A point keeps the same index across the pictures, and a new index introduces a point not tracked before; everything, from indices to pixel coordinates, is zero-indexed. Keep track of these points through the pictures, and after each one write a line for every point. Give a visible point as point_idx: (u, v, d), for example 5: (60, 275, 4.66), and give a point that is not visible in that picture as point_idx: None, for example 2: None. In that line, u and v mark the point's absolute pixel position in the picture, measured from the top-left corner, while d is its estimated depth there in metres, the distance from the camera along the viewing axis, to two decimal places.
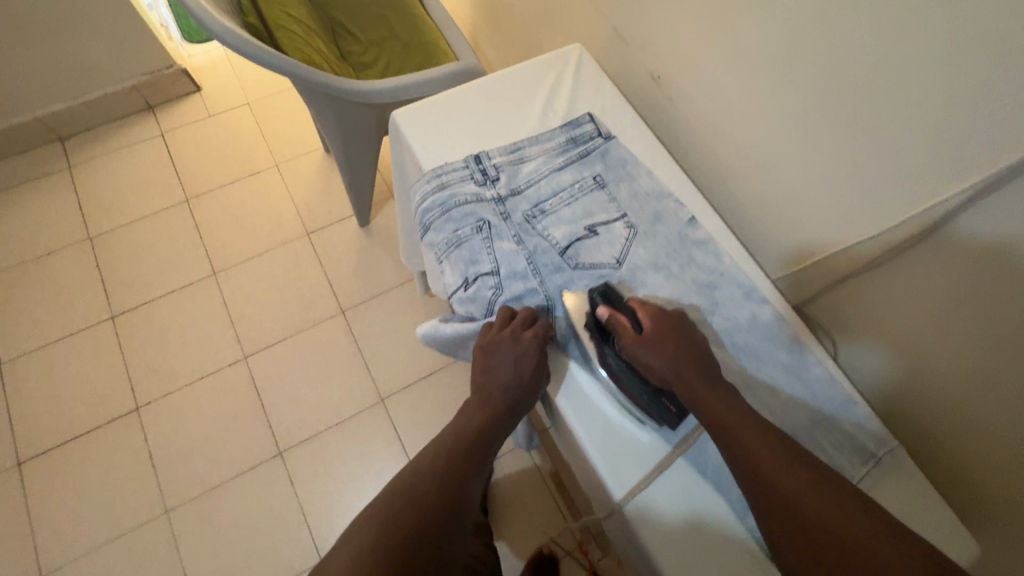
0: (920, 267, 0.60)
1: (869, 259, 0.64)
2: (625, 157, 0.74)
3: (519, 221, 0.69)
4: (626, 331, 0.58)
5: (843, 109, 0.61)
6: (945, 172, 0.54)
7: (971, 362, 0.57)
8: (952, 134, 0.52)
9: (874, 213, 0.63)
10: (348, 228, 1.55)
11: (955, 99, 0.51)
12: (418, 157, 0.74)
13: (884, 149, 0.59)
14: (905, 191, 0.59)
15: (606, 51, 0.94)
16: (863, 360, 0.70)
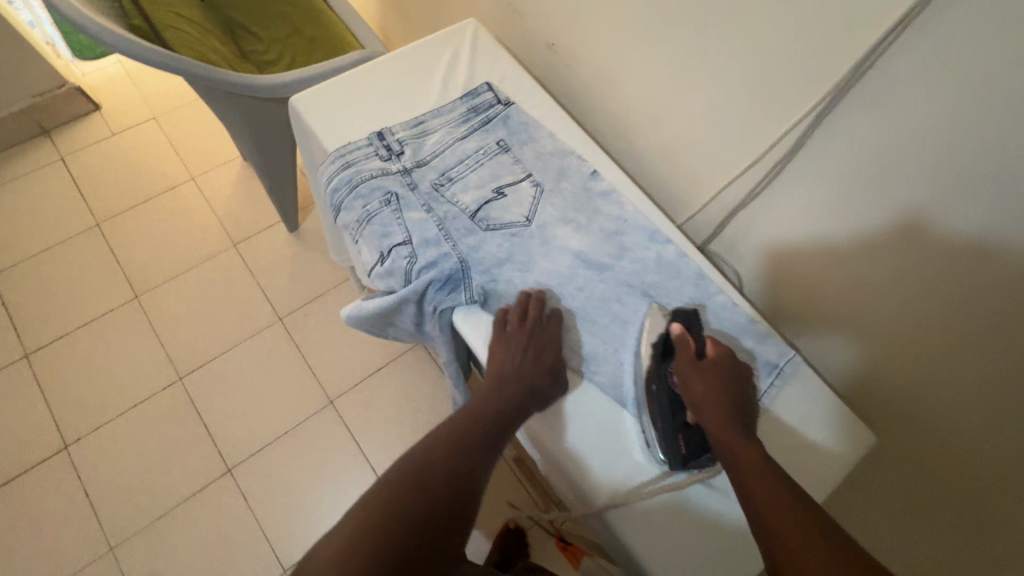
0: (797, 190, 0.66)
1: (753, 188, 0.70)
2: (526, 121, 0.77)
3: (427, 190, 0.70)
4: (685, 351, 0.60)
5: (713, 50, 0.66)
6: (801, 94, 0.60)
7: (851, 270, 0.64)
8: (803, 57, 0.58)
9: (750, 144, 0.68)
10: (278, 236, 1.51)
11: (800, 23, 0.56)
12: (321, 140, 0.74)
13: (750, 81, 0.64)
14: (772, 119, 0.64)
15: (504, 27, 0.96)
16: (799, 314, 0.74)
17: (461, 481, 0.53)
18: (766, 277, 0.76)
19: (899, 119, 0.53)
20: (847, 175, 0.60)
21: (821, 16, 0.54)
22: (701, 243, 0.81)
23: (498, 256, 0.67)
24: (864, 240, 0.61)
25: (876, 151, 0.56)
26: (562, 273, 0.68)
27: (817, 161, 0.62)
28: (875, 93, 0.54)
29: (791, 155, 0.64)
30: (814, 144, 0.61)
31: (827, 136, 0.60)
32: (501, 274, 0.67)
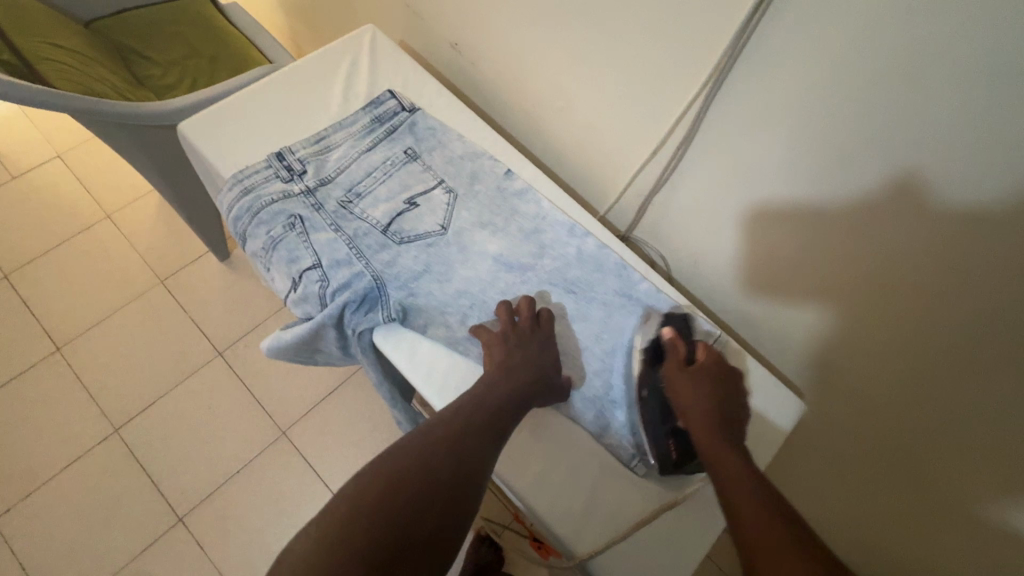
0: (700, 170, 0.67)
1: (664, 171, 0.71)
2: (433, 126, 0.74)
3: (334, 209, 0.67)
4: (675, 355, 0.59)
5: (607, 36, 0.66)
6: (687, 77, 0.61)
7: (768, 242, 0.66)
8: (688, 40, 0.58)
9: (656, 127, 0.68)
10: (208, 267, 1.44)
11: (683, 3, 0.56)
12: (217, 167, 0.69)
13: (645, 63, 0.64)
14: (668, 103, 0.65)
15: (407, 30, 0.94)
16: (732, 288, 0.74)
17: (464, 471, 0.48)
18: (689, 258, 0.77)
19: (789, 94, 0.54)
20: (748, 150, 0.61)
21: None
22: (625, 232, 0.82)
23: (414, 269, 0.65)
24: (776, 211, 0.63)
25: (763, 121, 0.58)
26: (483, 280, 0.66)
27: (717, 141, 0.63)
28: (759, 67, 0.55)
29: (692, 135, 0.65)
30: (712, 124, 0.62)
31: (723, 116, 0.61)
32: (420, 288, 0.64)
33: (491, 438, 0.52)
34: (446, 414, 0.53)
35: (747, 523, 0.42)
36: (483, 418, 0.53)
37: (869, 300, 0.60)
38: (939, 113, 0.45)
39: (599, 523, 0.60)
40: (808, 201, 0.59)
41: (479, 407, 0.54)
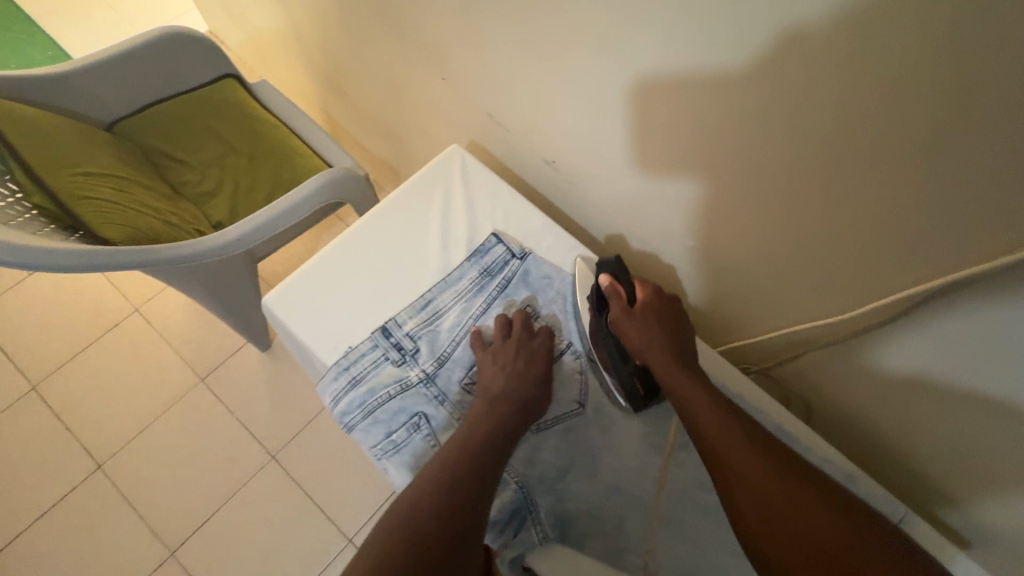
0: (887, 344, 0.53)
1: (830, 338, 0.58)
2: (550, 274, 0.65)
3: (459, 397, 0.58)
4: (619, 301, 0.57)
5: (756, 202, 0.54)
6: (882, 270, 0.49)
7: (996, 459, 0.52)
8: (899, 236, 0.45)
9: (823, 296, 0.56)
10: (250, 359, 1.34)
11: (889, 197, 0.44)
12: (317, 352, 0.60)
13: (813, 245, 0.52)
14: (851, 282, 0.52)
15: (489, 131, 0.84)
16: (898, 455, 0.63)
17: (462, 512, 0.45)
18: (844, 418, 0.65)
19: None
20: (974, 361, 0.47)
21: (922, 202, 0.42)
22: (760, 366, 0.71)
23: (559, 465, 0.57)
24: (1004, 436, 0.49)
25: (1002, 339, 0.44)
26: (636, 466, 0.58)
27: (924, 342, 0.50)
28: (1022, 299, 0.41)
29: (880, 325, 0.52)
30: (930, 321, 0.48)
31: (953, 320, 0.46)
32: (567, 487, 0.56)
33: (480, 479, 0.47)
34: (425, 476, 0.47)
35: (725, 447, 0.46)
36: (475, 455, 0.49)
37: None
38: None
39: None
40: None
41: (467, 443, 0.50)
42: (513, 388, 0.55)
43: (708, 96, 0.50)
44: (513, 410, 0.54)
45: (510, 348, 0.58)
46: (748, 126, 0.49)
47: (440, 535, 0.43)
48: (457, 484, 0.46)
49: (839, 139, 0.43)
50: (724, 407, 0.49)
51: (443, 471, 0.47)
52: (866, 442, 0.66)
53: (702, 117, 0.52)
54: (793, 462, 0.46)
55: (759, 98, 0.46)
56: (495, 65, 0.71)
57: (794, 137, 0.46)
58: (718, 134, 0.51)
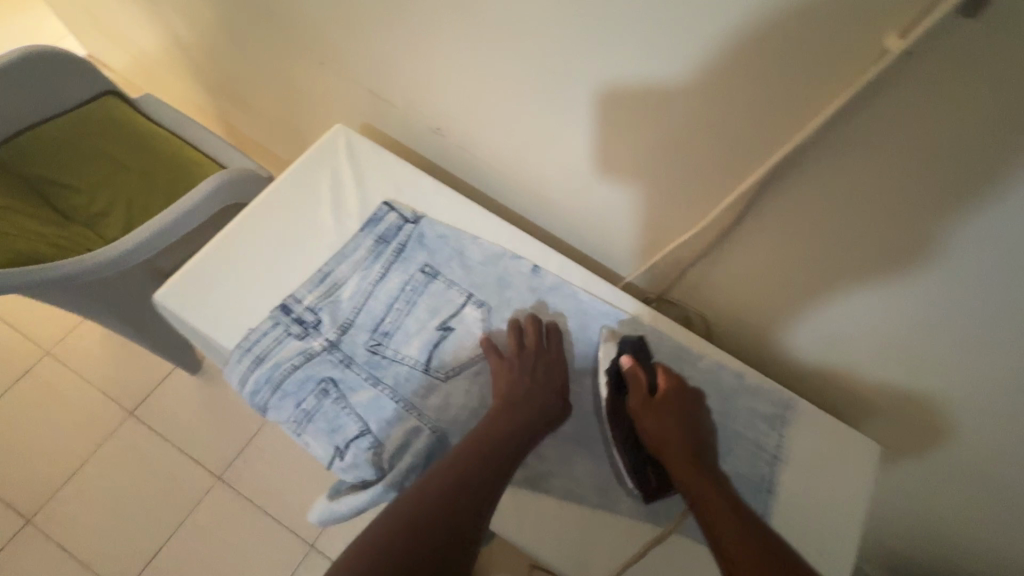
0: (745, 243, 0.58)
1: (701, 250, 0.63)
2: (444, 233, 0.67)
3: (365, 358, 0.59)
4: (638, 385, 0.57)
5: (611, 130, 0.58)
6: (721, 172, 0.54)
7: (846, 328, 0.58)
8: (725, 137, 0.50)
9: (687, 211, 0.61)
10: (180, 383, 1.30)
11: (708, 101, 0.48)
12: (215, 338, 0.60)
13: (664, 162, 0.57)
14: (701, 192, 0.57)
15: (377, 111, 0.85)
16: (778, 355, 0.69)
17: (468, 514, 0.46)
18: (732, 327, 0.71)
19: (897, 208, 0.45)
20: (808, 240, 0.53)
21: (736, 97, 0.47)
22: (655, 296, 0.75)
23: (471, 407, 0.59)
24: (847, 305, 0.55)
25: (823, 213, 0.49)
26: None
27: (769, 233, 0.55)
28: (826, 170, 0.46)
29: (734, 225, 0.57)
30: (768, 209, 0.53)
31: (784, 203, 0.51)
32: None
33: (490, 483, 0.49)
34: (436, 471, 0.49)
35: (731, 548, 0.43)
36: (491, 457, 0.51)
37: (901, 340, 0.54)
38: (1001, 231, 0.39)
39: None
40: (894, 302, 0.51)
41: (482, 443, 0.51)
42: (540, 391, 0.57)
43: (546, 29, 0.53)
44: (536, 411, 0.55)
45: (529, 357, 0.59)
46: (587, 54, 0.53)
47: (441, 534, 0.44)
48: (468, 484, 0.48)
49: (657, 50, 0.48)
50: (735, 511, 0.46)
51: (453, 467, 0.49)
52: (751, 349, 0.72)
53: (550, 53, 0.55)
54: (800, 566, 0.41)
55: (594, 27, 0.50)
56: (370, 40, 0.73)
57: (623, 54, 0.50)
58: (568, 64, 0.55)
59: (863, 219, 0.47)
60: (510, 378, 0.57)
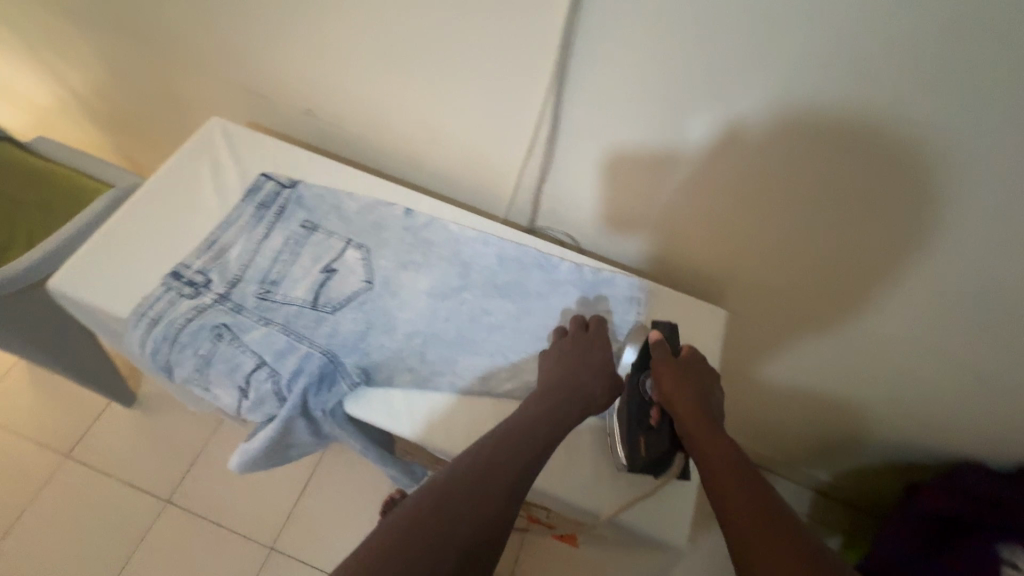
0: (572, 142, 0.72)
1: (544, 159, 0.75)
2: (319, 192, 0.75)
3: (256, 303, 0.66)
4: (664, 352, 0.63)
5: (444, 64, 0.70)
6: (532, 77, 0.66)
7: (663, 179, 0.71)
8: (523, 44, 0.63)
9: (522, 125, 0.73)
10: (115, 418, 1.30)
11: (501, 16, 0.61)
12: (108, 308, 0.65)
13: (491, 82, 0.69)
14: (525, 102, 0.70)
15: (255, 107, 0.93)
16: (634, 237, 0.82)
17: (504, 488, 0.49)
18: (594, 227, 0.83)
19: (645, 62, 0.60)
20: (609, 112, 0.66)
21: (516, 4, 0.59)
22: (529, 225, 0.87)
23: (358, 330, 0.66)
24: (656, 158, 0.69)
25: (607, 84, 0.63)
26: (426, 313, 0.69)
27: (584, 121, 0.69)
28: (591, 41, 0.60)
29: (558, 123, 0.70)
30: (575, 97, 0.66)
31: (582, 87, 0.65)
32: (369, 345, 0.66)
33: (523, 463, 0.52)
34: (470, 455, 0.52)
35: (737, 504, 0.49)
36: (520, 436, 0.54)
37: (703, 177, 0.69)
38: (715, 45, 0.55)
39: (610, 469, 0.64)
40: (679, 136, 0.65)
41: (514, 427, 0.55)
42: (576, 375, 0.61)
43: None
44: (564, 394, 0.59)
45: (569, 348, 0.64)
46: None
47: (476, 511, 0.47)
48: (501, 464, 0.51)
49: None
50: (747, 474, 0.51)
51: (487, 450, 0.52)
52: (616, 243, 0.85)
53: (378, 6, 0.67)
54: (797, 529, 0.46)
55: None
56: (232, 37, 0.82)
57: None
58: (393, 12, 0.67)
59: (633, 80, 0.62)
60: (553, 361, 0.63)
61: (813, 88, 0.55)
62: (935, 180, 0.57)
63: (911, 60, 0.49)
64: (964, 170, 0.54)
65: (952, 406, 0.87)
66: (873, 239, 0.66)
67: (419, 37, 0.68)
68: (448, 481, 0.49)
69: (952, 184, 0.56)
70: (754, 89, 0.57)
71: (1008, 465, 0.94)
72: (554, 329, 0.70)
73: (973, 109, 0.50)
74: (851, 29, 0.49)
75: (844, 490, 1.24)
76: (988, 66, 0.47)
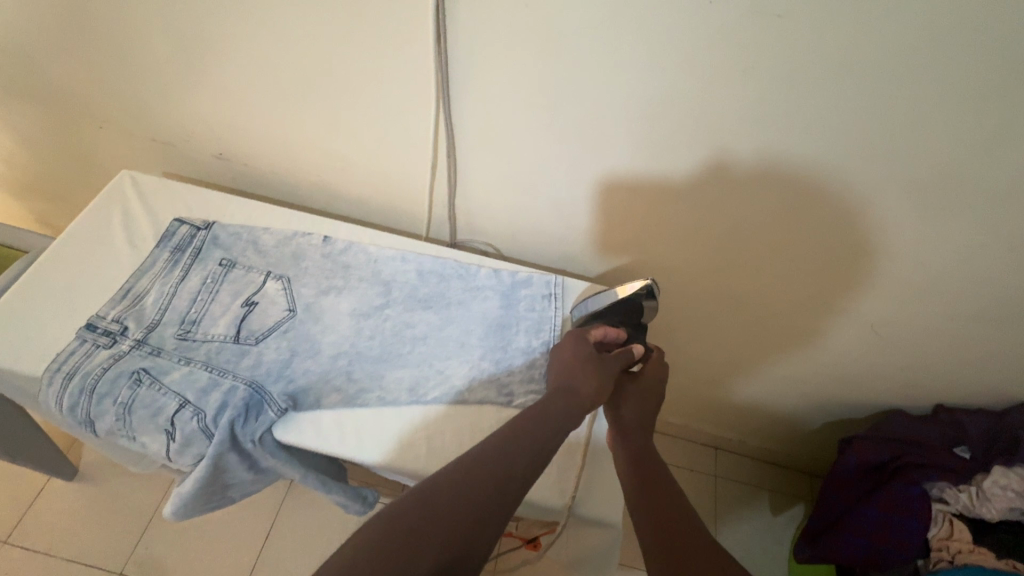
0: (472, 154, 0.77)
1: (451, 175, 0.80)
2: (233, 230, 0.77)
3: (175, 345, 0.66)
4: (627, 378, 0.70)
5: (341, 96, 0.74)
6: (424, 101, 0.71)
7: (561, 177, 0.77)
8: (409, 71, 0.68)
9: (424, 145, 0.77)
10: (55, 494, 1.23)
11: (384, 46, 0.66)
12: (18, 370, 0.64)
13: (387, 108, 0.74)
14: (422, 124, 0.74)
15: (167, 156, 0.94)
16: (548, 238, 0.88)
17: (489, 486, 0.51)
18: (513, 231, 0.88)
19: (520, 75, 0.65)
20: (500, 124, 0.72)
21: (396, 39, 0.65)
22: (451, 240, 0.91)
23: (282, 358, 0.67)
24: (552, 157, 0.75)
25: (491, 99, 0.69)
26: (350, 333, 0.71)
27: (478, 136, 0.74)
28: (469, 61, 0.65)
29: (457, 138, 0.75)
30: (465, 114, 0.72)
31: (471, 104, 0.70)
32: (296, 371, 0.67)
33: (509, 464, 0.54)
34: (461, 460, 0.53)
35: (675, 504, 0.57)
36: (510, 439, 0.56)
37: (595, 172, 0.75)
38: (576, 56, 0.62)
39: None
40: (566, 136, 0.71)
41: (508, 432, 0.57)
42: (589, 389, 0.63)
43: (256, 30, 0.69)
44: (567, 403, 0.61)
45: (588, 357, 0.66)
46: (292, 40, 0.69)
47: (456, 511, 0.48)
48: (489, 467, 0.52)
49: (331, 19, 0.65)
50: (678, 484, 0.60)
51: (475, 455, 0.54)
52: (532, 246, 0.91)
53: (268, 47, 0.70)
54: None
55: (282, 14, 0.66)
56: (132, 91, 0.84)
57: (315, 30, 0.67)
58: (284, 53, 0.71)
59: (514, 93, 0.68)
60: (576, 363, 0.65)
61: (664, 79, 0.62)
62: (777, 147, 0.65)
63: (732, 46, 0.57)
64: (797, 134, 0.63)
65: (857, 355, 0.95)
66: (749, 205, 0.74)
67: (314, 70, 0.72)
68: (437, 483, 0.51)
69: (789, 148, 0.65)
70: (618, 86, 0.64)
71: (923, 406, 1.03)
72: (477, 331, 0.73)
73: (796, 81, 0.58)
74: (679, 24, 0.56)
75: (799, 459, 1.30)
76: (797, 46, 0.55)
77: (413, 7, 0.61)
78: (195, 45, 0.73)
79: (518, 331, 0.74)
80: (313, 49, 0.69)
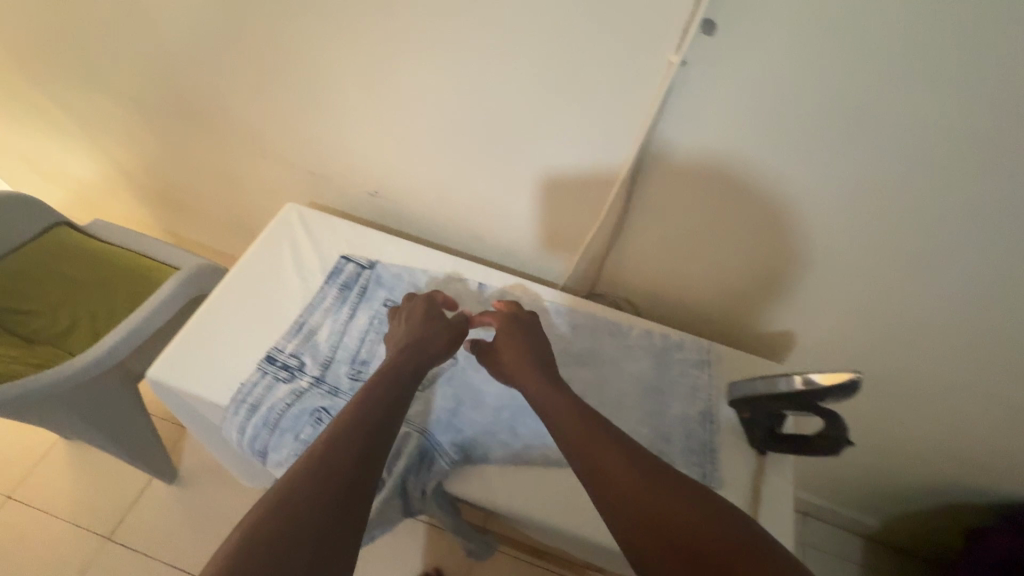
0: (640, 219, 0.75)
1: (611, 234, 0.80)
2: (395, 271, 0.79)
3: (350, 385, 0.68)
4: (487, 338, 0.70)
5: (518, 152, 0.76)
6: (607, 166, 0.71)
7: (724, 253, 0.74)
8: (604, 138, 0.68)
9: (591, 204, 0.77)
10: (156, 494, 1.28)
11: (584, 113, 0.67)
12: (208, 398, 0.66)
13: (565, 167, 0.74)
14: (597, 186, 0.74)
15: (318, 187, 0.99)
16: (691, 303, 0.86)
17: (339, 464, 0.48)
18: (655, 292, 0.87)
19: (726, 156, 0.62)
20: (677, 195, 0.70)
21: (599, 108, 0.65)
22: (588, 291, 0.91)
23: (449, 407, 0.68)
24: (720, 234, 0.72)
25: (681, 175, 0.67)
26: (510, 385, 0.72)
27: (650, 204, 0.73)
28: (673, 137, 0.63)
29: (625, 206, 0.74)
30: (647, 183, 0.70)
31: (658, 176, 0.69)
32: (462, 420, 0.67)
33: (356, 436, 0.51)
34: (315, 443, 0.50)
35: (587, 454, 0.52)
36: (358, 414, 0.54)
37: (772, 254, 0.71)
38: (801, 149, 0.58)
39: None
40: (747, 219, 0.68)
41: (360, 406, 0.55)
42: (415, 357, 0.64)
43: (452, 88, 0.72)
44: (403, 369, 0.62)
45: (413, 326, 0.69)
46: (486, 100, 0.71)
47: (313, 490, 0.45)
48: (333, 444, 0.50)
49: (539, 85, 0.66)
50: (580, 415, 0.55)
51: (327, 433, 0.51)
52: (671, 309, 0.88)
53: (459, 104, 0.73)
54: (664, 468, 0.49)
55: (487, 76, 0.68)
56: (306, 130, 0.89)
57: (515, 93, 0.69)
58: (473, 111, 0.73)
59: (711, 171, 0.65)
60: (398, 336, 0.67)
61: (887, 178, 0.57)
62: (990, 263, 0.60)
63: (978, 161, 0.52)
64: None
65: None
66: (937, 312, 0.68)
67: (495, 127, 0.74)
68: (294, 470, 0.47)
69: (1005, 267, 0.60)
70: (836, 182, 0.60)
71: None
72: (632, 394, 0.73)
73: None
74: (917, 134, 0.53)
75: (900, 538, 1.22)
76: None
77: (631, 81, 0.61)
78: (386, 97, 0.77)
79: (674, 397, 0.73)
80: (500, 106, 0.71)
